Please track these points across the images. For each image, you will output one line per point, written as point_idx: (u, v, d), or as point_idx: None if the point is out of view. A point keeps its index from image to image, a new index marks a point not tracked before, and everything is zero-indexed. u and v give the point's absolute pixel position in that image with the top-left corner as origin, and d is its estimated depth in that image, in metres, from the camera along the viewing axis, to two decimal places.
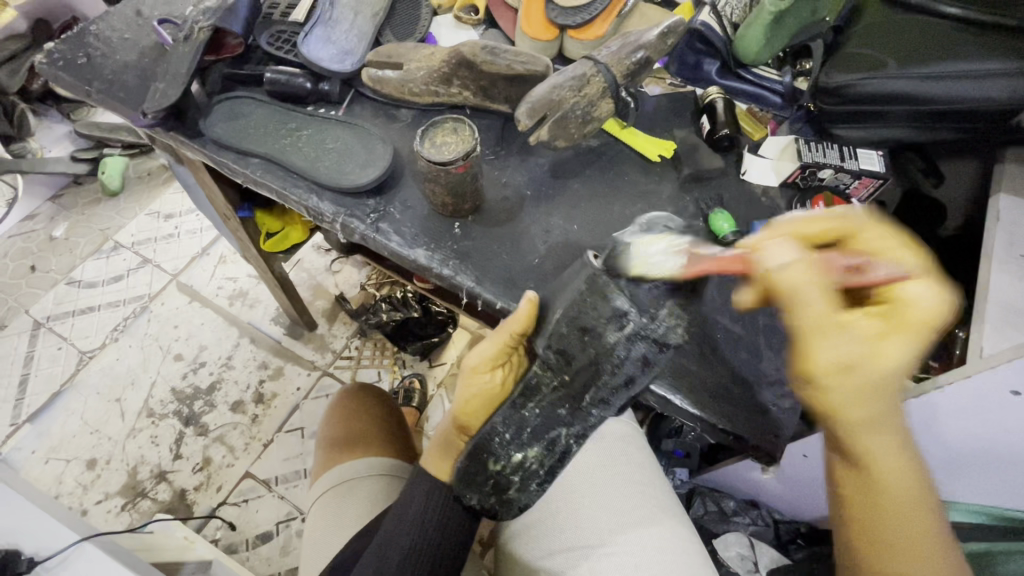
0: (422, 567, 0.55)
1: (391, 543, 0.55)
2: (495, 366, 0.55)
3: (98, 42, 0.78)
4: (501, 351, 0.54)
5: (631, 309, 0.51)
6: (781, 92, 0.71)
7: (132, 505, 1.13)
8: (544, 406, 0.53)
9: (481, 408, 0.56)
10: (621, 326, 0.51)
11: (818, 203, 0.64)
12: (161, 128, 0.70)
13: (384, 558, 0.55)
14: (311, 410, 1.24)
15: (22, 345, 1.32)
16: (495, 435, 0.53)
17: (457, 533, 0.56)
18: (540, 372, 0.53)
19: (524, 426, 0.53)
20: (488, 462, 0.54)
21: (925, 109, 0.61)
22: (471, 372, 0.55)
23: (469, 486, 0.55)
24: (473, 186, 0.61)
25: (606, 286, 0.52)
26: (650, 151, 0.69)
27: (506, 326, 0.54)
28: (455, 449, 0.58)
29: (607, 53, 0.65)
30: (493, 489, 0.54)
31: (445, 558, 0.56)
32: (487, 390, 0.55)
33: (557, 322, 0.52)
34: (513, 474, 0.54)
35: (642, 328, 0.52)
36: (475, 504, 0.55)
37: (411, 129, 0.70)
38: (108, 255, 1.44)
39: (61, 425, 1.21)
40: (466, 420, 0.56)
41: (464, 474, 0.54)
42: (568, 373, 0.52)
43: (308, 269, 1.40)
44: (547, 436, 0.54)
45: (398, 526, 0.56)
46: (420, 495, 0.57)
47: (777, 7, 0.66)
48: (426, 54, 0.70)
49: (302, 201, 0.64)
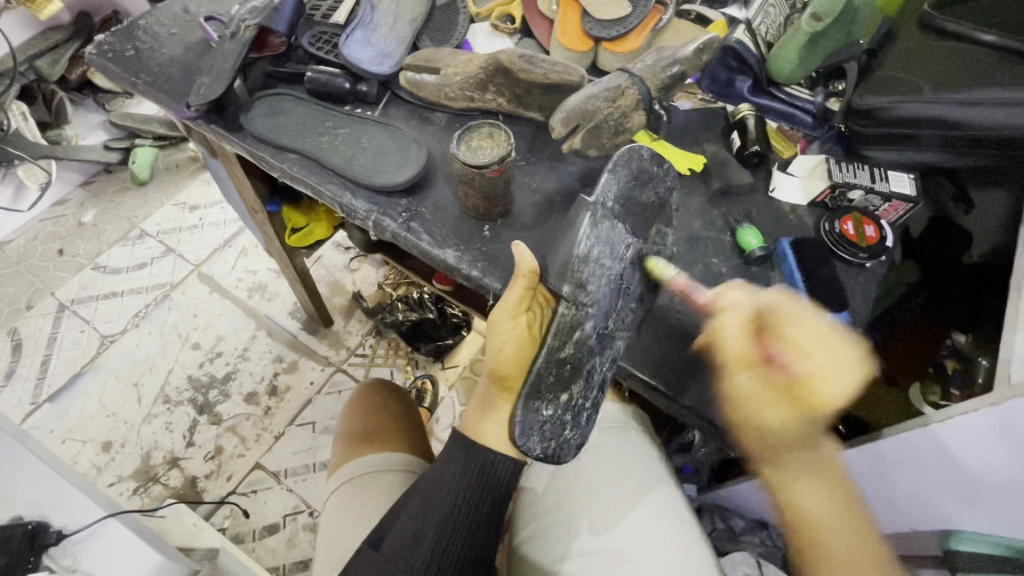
0: (462, 524, 0.56)
1: (431, 500, 0.57)
2: (518, 313, 0.55)
3: (146, 36, 0.80)
4: (522, 297, 0.55)
5: (633, 238, 0.59)
6: (811, 112, 0.73)
7: (144, 489, 1.15)
8: (576, 341, 0.55)
9: (511, 358, 0.56)
10: (623, 251, 0.57)
11: (847, 222, 0.65)
12: (202, 121, 0.72)
13: (424, 517, 0.56)
14: (324, 405, 1.25)
15: (47, 326, 1.35)
16: (542, 379, 0.54)
17: (494, 487, 0.58)
18: (569, 306, 0.54)
19: (565, 365, 0.54)
20: (539, 407, 0.54)
21: (960, 134, 0.60)
22: (495, 325, 0.56)
23: (530, 432, 0.53)
24: (504, 191, 0.62)
25: (600, 217, 0.56)
26: (681, 165, 0.69)
27: (519, 269, 0.55)
28: (492, 407, 0.58)
29: (642, 67, 0.67)
30: (550, 436, 0.54)
31: (483, 516, 0.57)
32: (517, 340, 0.56)
33: (573, 258, 0.54)
34: (564, 413, 0.54)
35: (639, 250, 0.59)
36: (536, 454, 0.53)
37: (445, 132, 0.72)
38: (134, 243, 1.48)
39: (80, 406, 1.24)
40: (501, 373, 0.57)
41: (522, 424, 0.53)
42: (592, 303, 0.55)
43: (327, 266, 1.42)
44: (584, 369, 0.55)
45: (434, 488, 0.57)
46: (463, 453, 0.58)
47: (814, 27, 0.69)
48: (463, 61, 0.71)
49: (336, 197, 0.66)
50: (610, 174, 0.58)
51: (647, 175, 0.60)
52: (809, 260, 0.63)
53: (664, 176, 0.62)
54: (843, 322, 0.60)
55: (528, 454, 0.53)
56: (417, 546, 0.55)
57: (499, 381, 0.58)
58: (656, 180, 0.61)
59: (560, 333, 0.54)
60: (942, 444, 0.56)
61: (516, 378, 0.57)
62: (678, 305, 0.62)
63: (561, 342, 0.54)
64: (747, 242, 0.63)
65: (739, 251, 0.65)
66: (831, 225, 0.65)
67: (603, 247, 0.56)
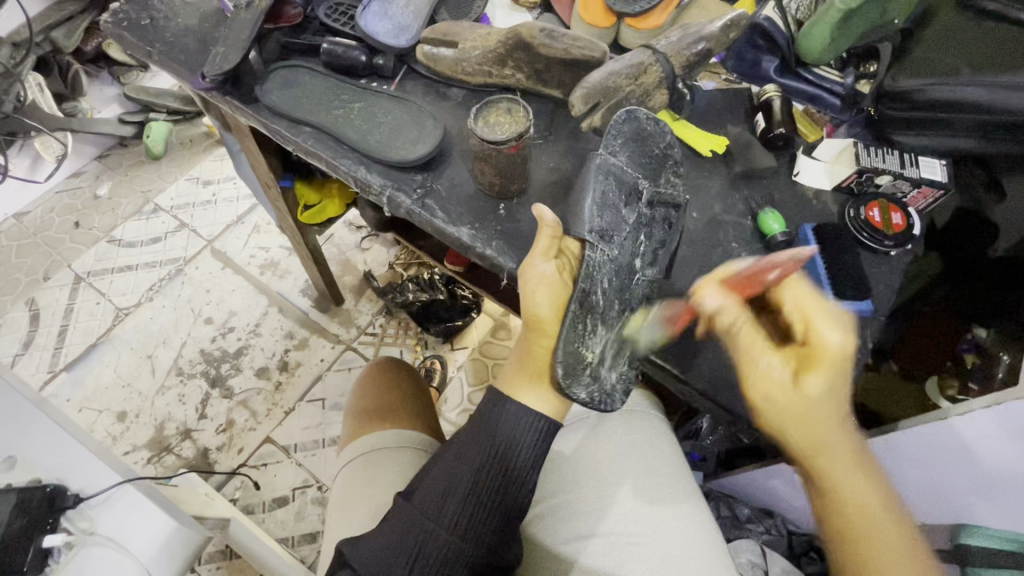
0: (491, 489, 0.53)
1: (465, 455, 0.54)
2: (550, 258, 0.55)
3: (161, 5, 0.79)
4: (548, 243, 0.55)
5: (646, 182, 0.59)
6: (839, 94, 0.71)
7: (157, 459, 1.18)
8: (611, 284, 0.55)
9: (547, 304, 0.53)
10: (640, 198, 0.58)
11: (873, 209, 0.63)
12: (217, 93, 0.71)
13: (453, 478, 0.54)
14: (333, 382, 1.27)
15: (63, 297, 1.37)
16: (582, 325, 0.52)
17: (526, 452, 0.54)
18: (598, 251, 0.54)
19: (598, 311, 0.53)
20: (583, 352, 0.52)
21: (998, 120, 0.59)
22: (526, 269, 0.54)
23: (573, 376, 0.51)
24: (522, 168, 0.61)
25: (611, 168, 0.57)
26: (702, 146, 0.68)
27: (542, 224, 0.55)
28: (531, 361, 0.55)
29: (667, 43, 0.65)
30: (593, 379, 0.52)
31: (513, 482, 0.54)
32: (551, 282, 0.53)
33: (589, 208, 0.55)
34: (605, 359, 0.54)
35: (657, 194, 0.59)
36: (581, 399, 0.51)
37: (462, 108, 0.71)
38: (148, 217, 1.48)
39: (96, 376, 1.26)
40: (537, 324, 0.54)
41: (564, 366, 0.51)
42: (614, 245, 0.55)
43: (338, 245, 1.42)
44: (618, 315, 0.55)
45: (470, 440, 0.54)
46: (493, 407, 0.55)
47: (847, 4, 0.66)
48: (482, 35, 0.70)
49: (351, 172, 0.65)
50: (613, 133, 0.58)
51: (647, 133, 0.59)
52: (833, 247, 0.62)
53: (665, 131, 0.60)
54: (864, 310, 0.58)
55: (574, 399, 0.51)
56: (448, 500, 0.53)
57: (535, 330, 0.54)
58: (656, 136, 0.60)
59: (593, 278, 0.53)
60: (961, 438, 0.55)
61: (553, 326, 0.53)
62: (697, 289, 0.61)
63: (590, 286, 0.53)
64: (769, 226, 0.62)
65: (761, 237, 0.63)
66: (857, 211, 0.63)
67: (620, 192, 0.57)
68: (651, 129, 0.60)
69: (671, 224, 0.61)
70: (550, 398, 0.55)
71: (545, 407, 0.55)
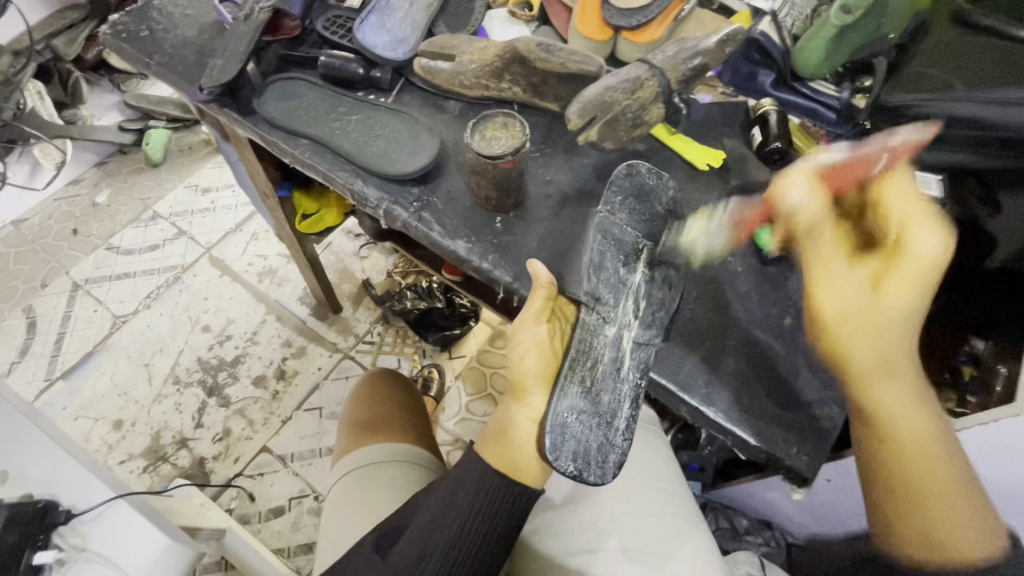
0: (469, 553, 0.54)
1: (441, 522, 0.54)
2: (542, 321, 0.55)
3: (160, 17, 0.80)
4: (544, 306, 0.54)
5: (646, 238, 0.58)
6: (836, 108, 0.73)
7: (153, 468, 1.17)
8: (608, 341, 0.54)
9: (534, 368, 0.54)
10: (637, 252, 0.57)
11: None
12: (215, 105, 0.71)
13: (430, 539, 0.54)
14: (331, 390, 1.26)
15: (61, 305, 1.36)
16: (568, 392, 0.51)
17: (507, 524, 0.54)
18: (592, 312, 0.54)
19: (586, 376, 0.52)
20: (568, 422, 0.50)
21: (990, 136, 0.57)
22: (518, 330, 0.55)
23: (561, 448, 0.49)
24: (517, 182, 0.61)
25: (608, 224, 0.57)
26: (698, 159, 0.68)
27: (539, 282, 0.54)
28: (510, 432, 0.54)
29: (663, 57, 0.65)
30: (575, 451, 0.50)
31: (494, 552, 0.55)
32: (541, 345, 0.54)
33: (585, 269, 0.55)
34: (595, 430, 0.51)
35: (658, 253, 0.58)
36: (567, 470, 0.49)
37: (458, 120, 0.71)
38: (146, 225, 1.48)
39: (92, 384, 1.26)
40: (521, 382, 0.54)
41: (552, 438, 0.50)
42: (609, 309, 0.54)
43: (337, 252, 1.42)
44: (611, 382, 0.53)
45: (448, 508, 0.54)
46: (478, 474, 0.54)
47: (842, 20, 0.68)
48: (479, 48, 0.70)
49: (347, 184, 0.65)
50: (617, 180, 0.59)
51: (647, 189, 0.58)
52: None
53: (667, 183, 0.59)
54: None
55: (558, 471, 0.49)
56: (424, 566, 0.53)
57: (516, 390, 0.55)
58: (660, 191, 0.59)
59: (583, 344, 0.53)
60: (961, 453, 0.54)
61: (535, 390, 0.54)
62: (693, 303, 0.61)
63: (581, 352, 0.53)
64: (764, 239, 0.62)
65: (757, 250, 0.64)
66: None
67: (618, 247, 0.56)
68: (655, 182, 0.59)
69: (672, 284, 0.57)
70: (534, 464, 0.54)
71: (529, 480, 0.54)
